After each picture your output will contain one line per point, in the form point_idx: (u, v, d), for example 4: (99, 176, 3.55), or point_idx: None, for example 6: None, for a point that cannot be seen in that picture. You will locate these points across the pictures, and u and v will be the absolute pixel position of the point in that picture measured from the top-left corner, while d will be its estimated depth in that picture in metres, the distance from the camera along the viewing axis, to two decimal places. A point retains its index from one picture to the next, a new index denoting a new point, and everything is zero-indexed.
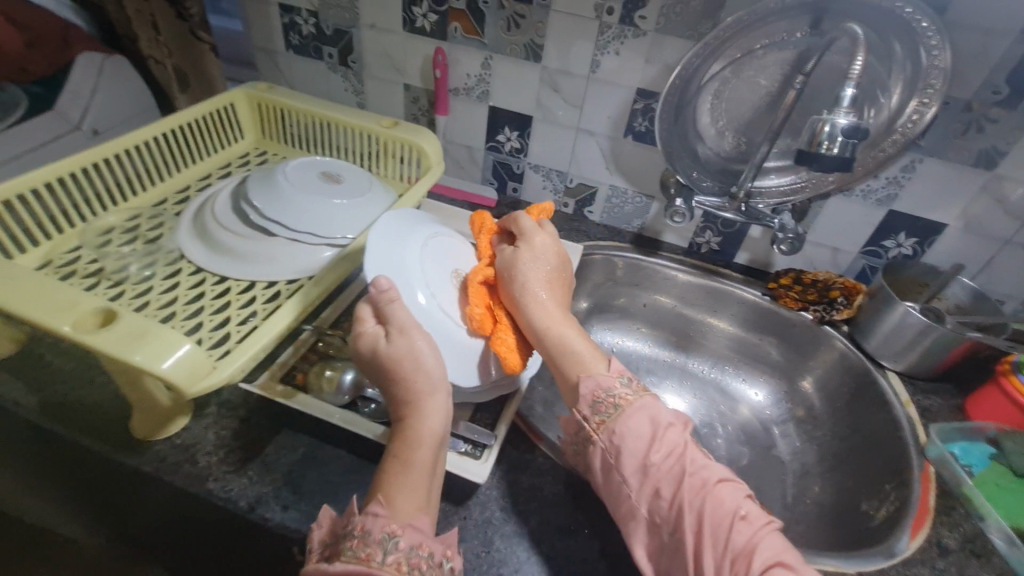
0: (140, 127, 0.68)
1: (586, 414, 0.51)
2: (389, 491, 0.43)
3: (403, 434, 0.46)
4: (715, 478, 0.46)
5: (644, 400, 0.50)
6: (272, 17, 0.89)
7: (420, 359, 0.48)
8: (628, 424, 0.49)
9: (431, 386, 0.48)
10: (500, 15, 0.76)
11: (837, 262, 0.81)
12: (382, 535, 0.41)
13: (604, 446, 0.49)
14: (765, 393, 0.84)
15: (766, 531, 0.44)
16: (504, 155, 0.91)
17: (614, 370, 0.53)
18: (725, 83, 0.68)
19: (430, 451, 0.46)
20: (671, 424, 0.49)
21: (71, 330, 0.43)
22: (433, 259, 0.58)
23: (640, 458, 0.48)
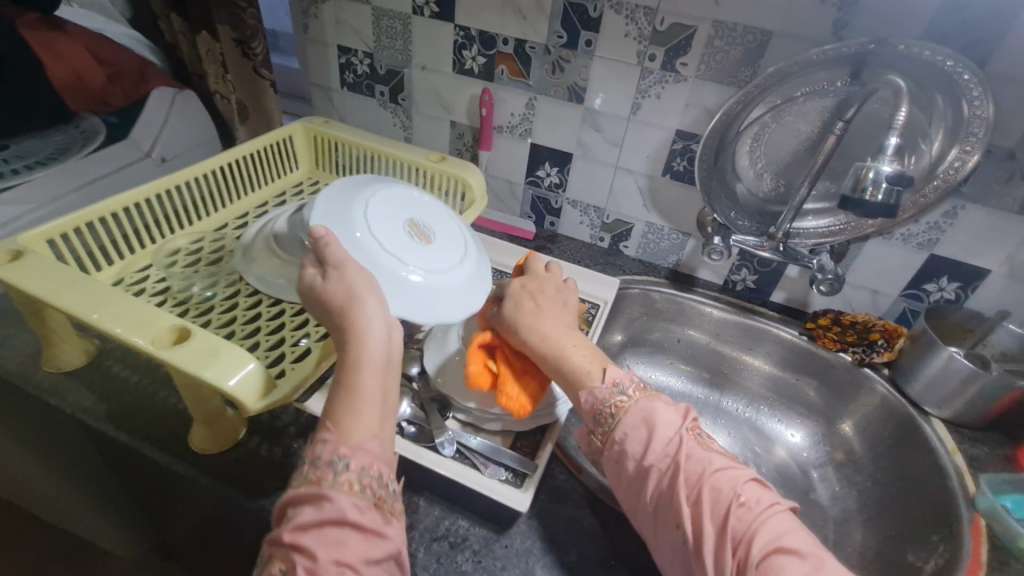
0: (209, 158, 0.73)
1: (591, 427, 0.52)
2: (338, 421, 0.43)
3: (344, 363, 0.45)
4: (712, 466, 0.46)
5: (639, 402, 0.50)
6: (330, 57, 0.95)
7: (355, 291, 0.46)
8: (625, 430, 0.49)
9: (368, 315, 0.46)
10: (546, 59, 0.80)
11: (877, 304, 0.80)
12: (330, 459, 0.41)
13: (610, 454, 0.50)
14: (803, 434, 0.82)
15: (768, 515, 0.43)
16: (543, 190, 0.94)
17: (609, 381, 0.53)
18: (765, 128, 0.70)
19: (375, 377, 0.45)
20: (667, 420, 0.49)
21: (150, 345, 0.46)
22: (379, 214, 0.57)
23: (638, 459, 0.48)
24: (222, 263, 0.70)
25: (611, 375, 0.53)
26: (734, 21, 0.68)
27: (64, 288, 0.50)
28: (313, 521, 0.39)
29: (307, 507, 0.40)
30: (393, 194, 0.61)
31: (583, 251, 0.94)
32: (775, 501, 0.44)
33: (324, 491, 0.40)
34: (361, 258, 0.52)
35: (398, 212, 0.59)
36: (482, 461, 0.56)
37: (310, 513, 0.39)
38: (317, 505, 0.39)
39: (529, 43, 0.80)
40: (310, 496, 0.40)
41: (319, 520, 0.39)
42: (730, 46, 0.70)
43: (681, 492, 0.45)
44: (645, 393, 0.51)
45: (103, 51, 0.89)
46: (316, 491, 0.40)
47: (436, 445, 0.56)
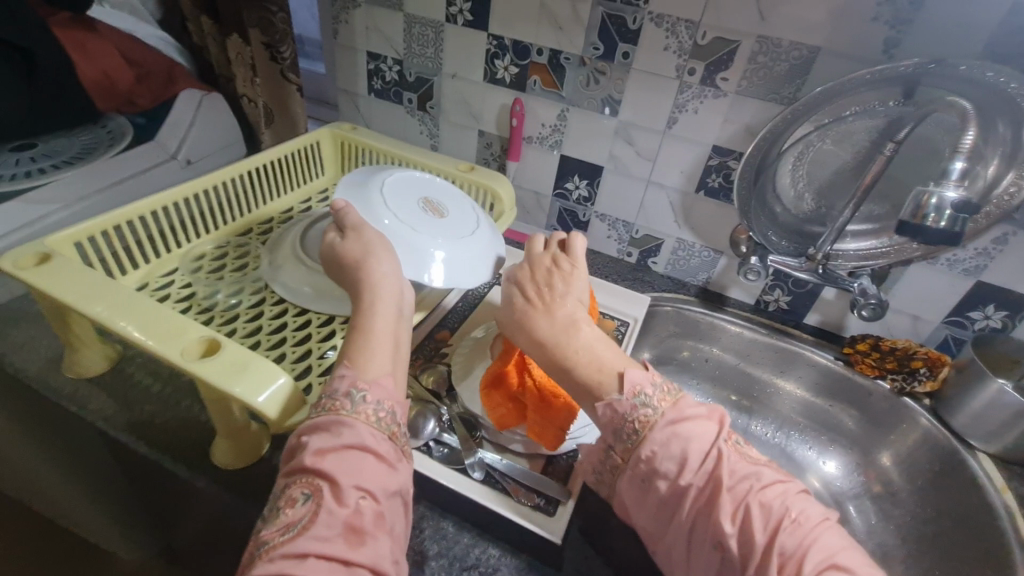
0: (238, 162, 0.72)
1: (611, 442, 0.47)
2: (354, 358, 0.47)
3: (360, 309, 0.51)
4: (757, 481, 0.41)
5: (669, 415, 0.45)
6: (359, 63, 0.94)
7: (370, 249, 0.53)
8: (655, 444, 0.44)
9: (381, 270, 0.53)
10: (581, 70, 0.79)
11: (917, 330, 0.77)
12: (348, 391, 0.44)
13: (636, 473, 0.45)
14: (836, 463, 0.80)
15: (819, 529, 0.39)
16: (571, 203, 0.92)
17: (627, 391, 0.47)
18: (809, 146, 0.68)
19: (387, 322, 0.50)
20: (700, 429, 0.44)
21: (179, 357, 0.45)
22: (399, 196, 0.62)
23: (669, 478, 0.43)
24: (247, 270, 0.68)
25: (630, 381, 0.47)
26: (779, 36, 0.66)
27: (93, 294, 0.49)
28: (332, 447, 0.40)
29: (324, 434, 0.41)
30: (411, 178, 0.67)
31: (610, 266, 0.92)
32: (824, 514, 0.41)
33: (342, 420, 0.42)
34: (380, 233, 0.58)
35: (413, 193, 0.64)
36: (513, 485, 0.54)
37: (328, 440, 0.41)
38: (335, 432, 0.41)
39: (564, 53, 0.78)
40: (326, 425, 0.42)
41: (339, 446, 0.40)
42: (775, 61, 0.68)
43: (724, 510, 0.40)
44: (672, 402, 0.46)
45: (132, 50, 0.89)
46: (335, 418, 0.42)
47: (466, 467, 0.54)
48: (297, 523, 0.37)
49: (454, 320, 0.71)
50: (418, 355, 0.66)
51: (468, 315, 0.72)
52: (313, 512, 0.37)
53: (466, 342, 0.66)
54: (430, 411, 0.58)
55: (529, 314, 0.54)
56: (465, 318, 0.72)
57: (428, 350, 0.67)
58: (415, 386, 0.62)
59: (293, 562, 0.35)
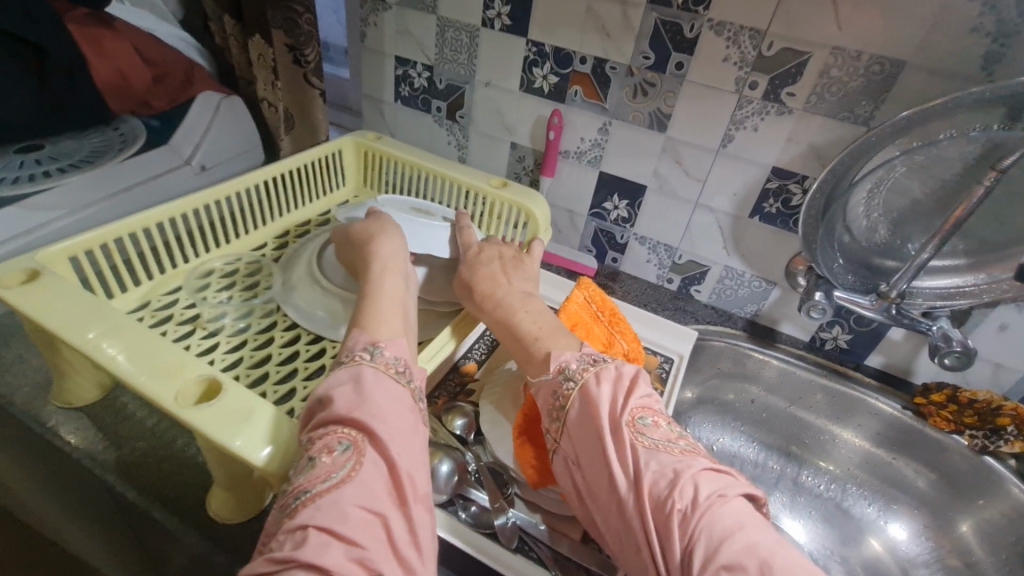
0: (254, 171, 0.66)
1: (546, 424, 0.47)
2: (364, 323, 0.46)
3: (370, 281, 0.51)
4: (651, 466, 0.39)
5: (585, 386, 0.45)
6: (386, 68, 0.89)
7: (383, 230, 0.56)
8: (576, 421, 0.44)
9: (392, 248, 0.54)
10: (628, 81, 0.72)
11: (998, 380, 0.69)
12: (364, 346, 0.43)
13: (565, 453, 0.45)
14: (903, 526, 0.71)
15: (708, 508, 0.36)
16: (608, 223, 0.85)
17: (554, 369, 0.48)
18: (889, 172, 0.60)
19: (397, 291, 0.51)
20: (609, 402, 0.44)
21: (172, 402, 0.39)
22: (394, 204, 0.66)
23: (586, 455, 0.43)
24: (259, 290, 0.62)
25: (556, 360, 0.49)
26: (858, 49, 0.59)
27: (83, 320, 0.43)
28: (362, 396, 0.38)
29: (352, 385, 0.39)
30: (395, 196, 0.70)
31: (648, 293, 0.85)
32: (722, 491, 0.37)
33: (366, 369, 0.40)
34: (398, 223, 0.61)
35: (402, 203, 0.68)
36: (549, 554, 0.47)
37: (356, 389, 0.39)
38: (361, 380, 0.39)
39: (610, 63, 0.72)
40: (353, 376, 0.40)
41: (370, 394, 0.39)
42: (851, 76, 0.61)
43: (625, 495, 0.39)
44: (589, 373, 0.46)
45: (150, 50, 0.84)
46: (355, 369, 0.40)
47: (496, 531, 0.47)
48: (340, 471, 0.34)
49: (480, 351, 0.63)
50: (441, 392, 0.59)
51: (496, 345, 0.64)
52: (356, 462, 0.35)
53: (497, 377, 0.59)
54: (452, 457, 0.51)
55: (493, 281, 0.57)
56: (493, 349, 0.64)
57: (452, 386, 0.60)
58: (438, 429, 0.55)
59: (341, 516, 0.32)
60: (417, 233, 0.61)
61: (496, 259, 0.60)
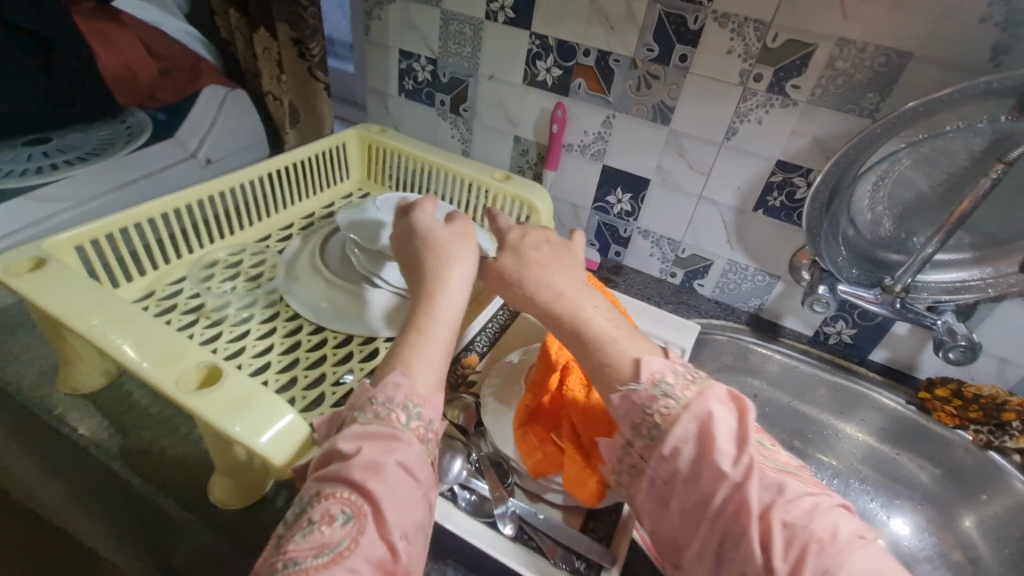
0: (259, 164, 0.67)
1: (627, 438, 0.40)
2: (408, 363, 0.41)
3: (426, 309, 0.45)
4: (777, 511, 0.33)
5: (693, 407, 0.38)
6: (390, 62, 0.89)
7: (464, 252, 0.49)
8: (678, 439, 0.37)
9: (464, 274, 0.48)
10: (632, 74, 0.72)
11: (1004, 375, 0.68)
12: (405, 402, 0.39)
13: (655, 478, 0.38)
14: (907, 522, 0.70)
15: (853, 546, 0.32)
16: (612, 217, 0.85)
17: (646, 379, 0.40)
18: (895, 165, 0.60)
19: (449, 331, 0.45)
20: (724, 422, 0.37)
21: (174, 387, 0.39)
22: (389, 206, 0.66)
23: (694, 480, 0.36)
24: (262, 280, 0.63)
25: (648, 369, 0.40)
26: (863, 41, 0.59)
27: (87, 308, 0.44)
28: (384, 461, 0.35)
29: (377, 446, 0.36)
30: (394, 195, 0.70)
31: (651, 287, 0.85)
32: (860, 531, 0.34)
33: (398, 436, 0.37)
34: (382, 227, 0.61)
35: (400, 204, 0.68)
36: (548, 544, 0.47)
37: (381, 453, 0.35)
38: (387, 444, 0.36)
39: (613, 55, 0.72)
40: (381, 435, 0.37)
41: (392, 461, 0.35)
42: (856, 69, 0.60)
43: (739, 535, 0.34)
44: (697, 389, 0.39)
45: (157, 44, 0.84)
46: (392, 433, 0.37)
47: (496, 521, 0.48)
48: (336, 548, 0.32)
49: (482, 342, 0.63)
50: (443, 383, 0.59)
51: (497, 338, 0.64)
52: (352, 541, 0.32)
53: (498, 369, 0.59)
54: (454, 448, 0.52)
55: (545, 266, 0.49)
56: (494, 341, 0.64)
57: (453, 377, 0.60)
58: None
59: None
60: None
61: (542, 245, 0.52)
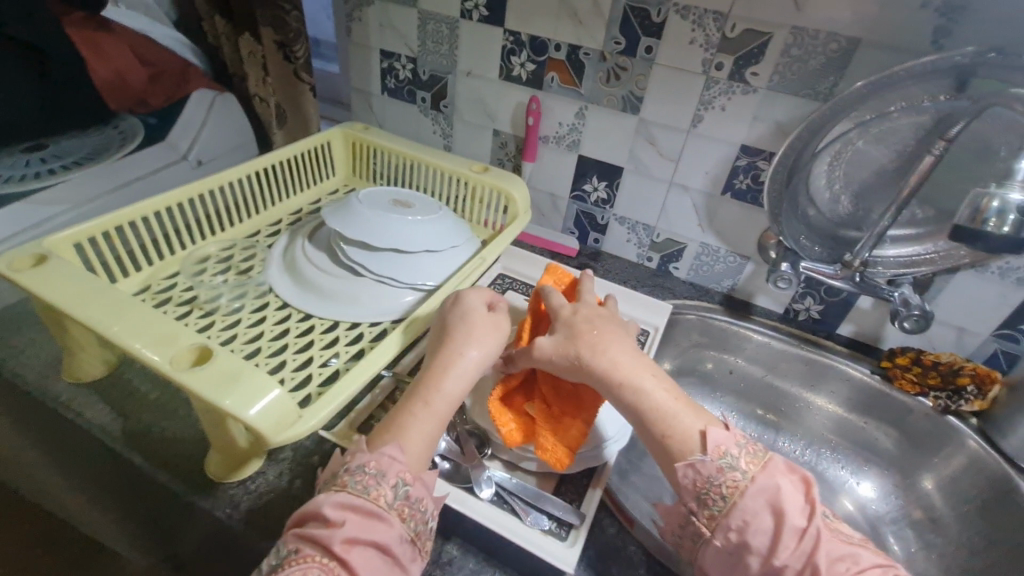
0: (245, 162, 0.70)
1: (692, 508, 0.44)
2: (406, 437, 0.46)
3: (433, 386, 0.49)
4: (846, 569, 0.39)
5: (760, 481, 0.42)
6: (372, 62, 0.92)
7: (488, 344, 0.52)
8: (746, 514, 0.41)
9: (482, 361, 0.51)
10: (601, 66, 0.75)
11: (963, 344, 0.72)
12: (396, 480, 0.43)
13: (722, 545, 0.42)
14: (871, 485, 0.74)
15: None
16: (589, 206, 0.88)
17: (712, 452, 0.43)
18: (848, 145, 0.63)
19: (445, 413, 0.49)
20: (795, 500, 0.41)
21: (169, 366, 0.43)
22: (373, 203, 0.69)
23: (764, 554, 0.40)
24: (252, 273, 0.67)
25: (714, 441, 0.44)
26: (815, 28, 0.62)
27: (86, 298, 0.47)
28: (362, 538, 0.40)
29: (360, 522, 0.40)
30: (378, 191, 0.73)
31: (629, 271, 0.88)
32: None
33: (380, 514, 0.41)
34: (370, 228, 0.65)
35: (385, 199, 0.71)
36: (522, 506, 0.50)
37: (360, 530, 0.40)
38: (370, 522, 0.40)
39: (583, 49, 0.75)
40: (366, 510, 0.41)
41: (369, 539, 0.40)
42: (810, 54, 0.63)
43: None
44: (762, 465, 0.43)
45: (147, 50, 0.86)
46: (378, 513, 0.41)
47: (474, 485, 0.51)
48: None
49: None
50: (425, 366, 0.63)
51: None
52: None
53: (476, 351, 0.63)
54: None
55: (602, 336, 0.50)
56: None
57: None
58: None
59: None
60: (388, 227, 0.65)
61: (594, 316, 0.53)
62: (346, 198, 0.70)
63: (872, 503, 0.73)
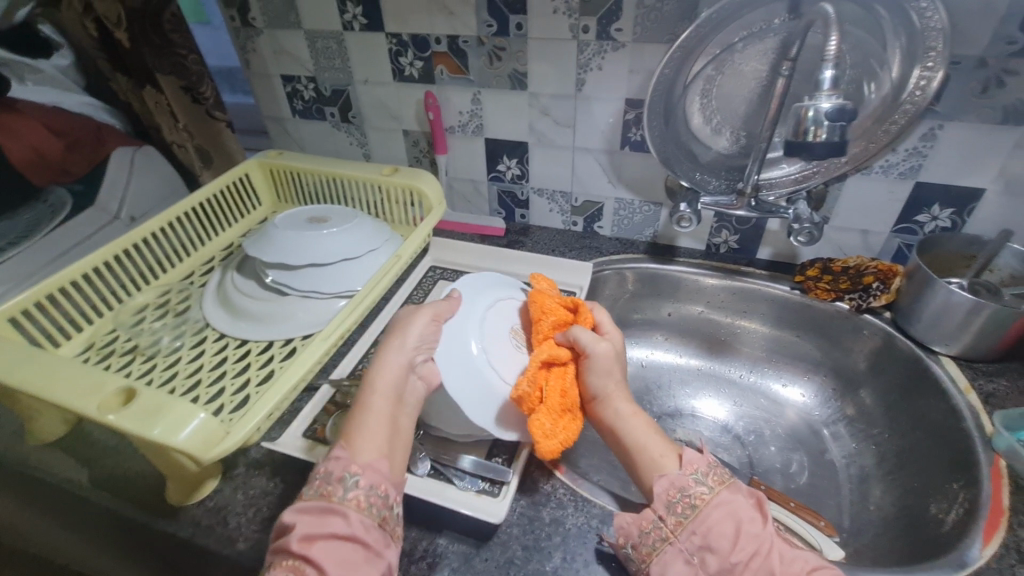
0: (164, 210, 0.73)
1: (659, 515, 0.46)
2: (350, 438, 0.49)
3: (365, 385, 0.53)
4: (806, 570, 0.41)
5: (725, 495, 0.45)
6: (276, 88, 0.95)
7: (409, 334, 0.55)
8: (709, 524, 0.44)
9: (405, 350, 0.54)
10: (482, 50, 0.78)
11: (869, 244, 0.76)
12: (342, 474, 0.46)
13: (685, 551, 0.44)
14: (810, 393, 0.79)
15: None
16: (507, 184, 0.91)
17: (686, 468, 0.48)
18: (713, 80, 0.66)
19: (383, 404, 0.51)
20: (753, 515, 0.44)
21: (96, 410, 0.47)
22: (289, 223, 0.72)
23: (723, 557, 0.42)
24: (189, 313, 0.71)
25: (688, 460, 0.48)
26: None
27: (19, 363, 0.51)
28: (319, 533, 0.43)
29: (318, 518, 0.44)
30: (296, 212, 0.76)
31: (557, 239, 0.92)
32: None
33: (335, 509, 0.44)
34: (298, 248, 0.69)
35: (305, 219, 0.74)
36: (455, 473, 0.54)
37: (317, 527, 0.43)
38: (325, 518, 0.44)
39: (461, 37, 0.78)
40: (320, 510, 0.44)
41: (325, 532, 0.43)
42: (662, 2, 0.66)
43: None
44: (726, 484, 0.46)
45: (56, 121, 0.84)
46: (328, 506, 0.44)
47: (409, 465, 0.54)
48: None
49: None
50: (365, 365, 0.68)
51: None
52: None
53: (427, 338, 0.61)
54: None
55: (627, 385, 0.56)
56: None
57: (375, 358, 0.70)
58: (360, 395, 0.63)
59: None
60: (302, 245, 0.69)
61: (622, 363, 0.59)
62: (263, 228, 0.73)
63: (815, 407, 0.78)
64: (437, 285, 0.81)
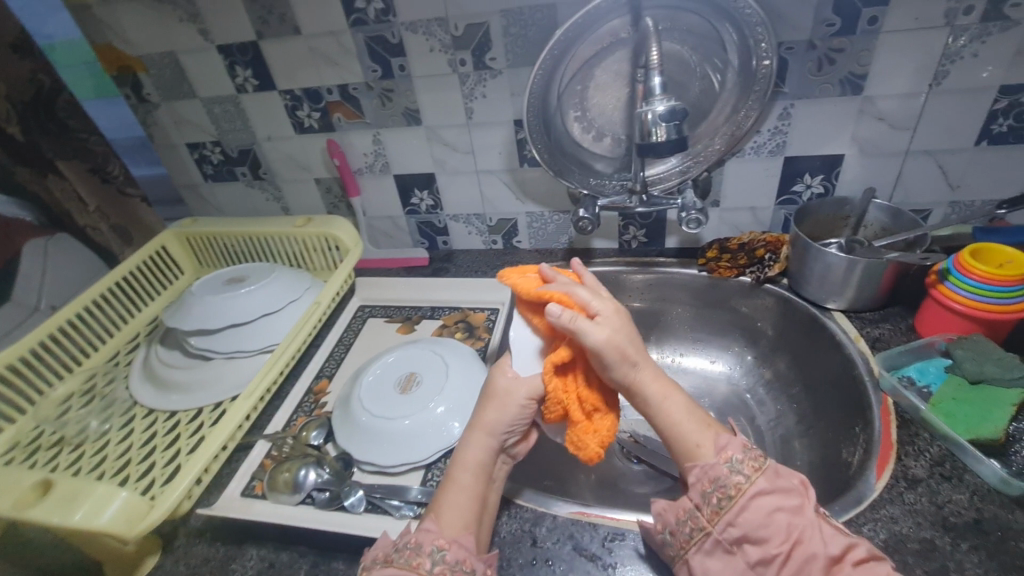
0: (78, 295, 0.73)
1: (697, 504, 0.46)
2: (439, 512, 0.48)
3: (456, 458, 0.52)
4: (854, 556, 0.41)
5: (762, 485, 0.44)
6: (184, 156, 0.96)
7: (502, 407, 0.52)
8: (745, 516, 0.44)
9: (488, 425, 0.52)
10: (372, 94, 0.81)
11: (759, 219, 0.82)
12: (431, 548, 0.45)
13: (723, 541, 0.45)
14: (734, 365, 0.84)
15: None
16: (424, 215, 0.95)
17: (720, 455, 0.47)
18: (584, 93, 0.71)
19: (471, 481, 0.50)
20: (800, 499, 0.44)
21: (13, 508, 0.47)
22: (206, 288, 0.74)
23: (763, 544, 0.43)
24: (116, 395, 0.70)
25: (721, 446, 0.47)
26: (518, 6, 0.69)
27: None
28: None
29: None
30: (213, 276, 0.77)
31: (480, 259, 0.95)
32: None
33: None
34: (218, 310, 0.70)
35: (225, 280, 0.76)
36: (392, 504, 0.57)
37: None
38: None
39: (350, 85, 0.81)
40: None
41: None
42: (525, 28, 0.71)
43: None
44: (765, 473, 0.45)
45: None
46: None
47: (347, 505, 0.57)
48: None
49: (331, 366, 0.77)
50: (299, 414, 0.70)
51: (343, 359, 0.78)
52: None
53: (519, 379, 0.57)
54: (307, 463, 0.61)
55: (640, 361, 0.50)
56: (340, 364, 0.77)
57: (308, 405, 0.71)
58: (296, 445, 0.65)
59: None
60: (219, 307, 0.70)
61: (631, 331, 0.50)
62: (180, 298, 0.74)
63: (740, 378, 0.82)
64: (367, 323, 0.84)
